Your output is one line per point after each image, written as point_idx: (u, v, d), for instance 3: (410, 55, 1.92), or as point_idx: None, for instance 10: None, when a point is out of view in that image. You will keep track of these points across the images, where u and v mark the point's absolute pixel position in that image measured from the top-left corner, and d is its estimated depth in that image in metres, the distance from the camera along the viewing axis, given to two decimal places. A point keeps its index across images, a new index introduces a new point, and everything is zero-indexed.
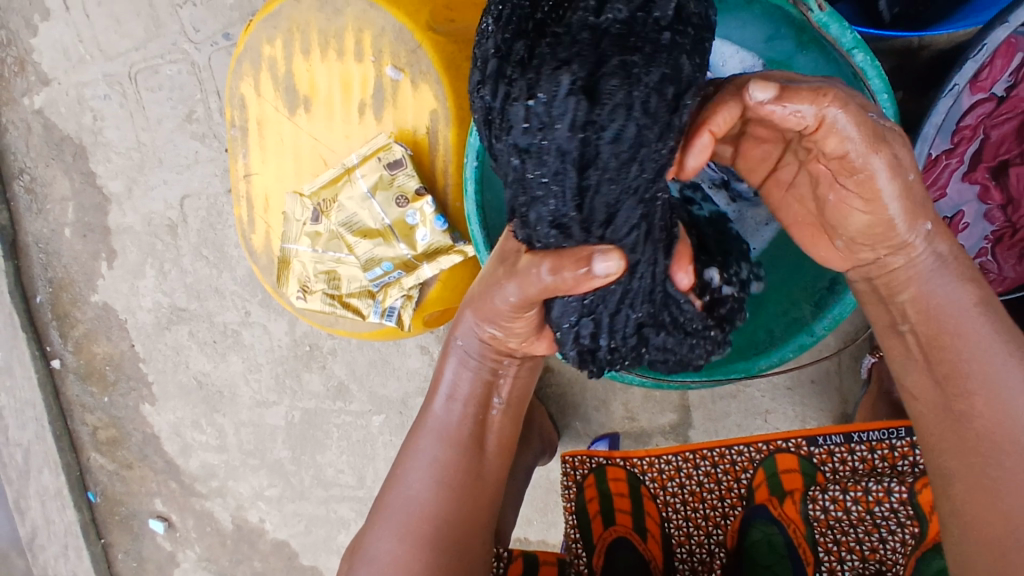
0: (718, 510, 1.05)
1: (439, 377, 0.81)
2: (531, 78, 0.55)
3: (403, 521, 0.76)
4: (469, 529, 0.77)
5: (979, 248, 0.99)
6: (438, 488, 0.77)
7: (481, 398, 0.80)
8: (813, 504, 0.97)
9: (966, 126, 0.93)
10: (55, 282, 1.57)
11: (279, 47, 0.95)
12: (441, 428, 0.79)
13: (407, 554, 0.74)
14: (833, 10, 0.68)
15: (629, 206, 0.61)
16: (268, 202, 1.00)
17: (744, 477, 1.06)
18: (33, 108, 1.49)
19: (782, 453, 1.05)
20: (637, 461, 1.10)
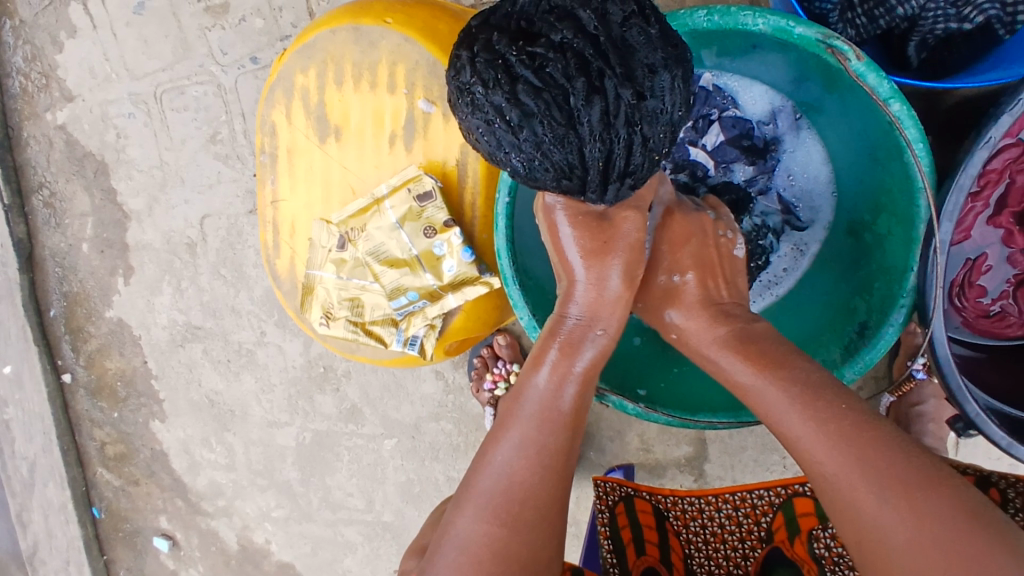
0: (739, 551, 1.07)
1: (543, 355, 0.76)
2: (623, 80, 0.49)
3: (499, 501, 0.70)
4: (559, 517, 0.72)
5: (1001, 290, 0.98)
6: (535, 468, 0.71)
7: (587, 381, 0.76)
8: (818, 543, 1.00)
9: (994, 171, 0.90)
10: (70, 296, 1.57)
11: (312, 77, 0.95)
12: (541, 408, 0.73)
13: (502, 537, 0.68)
14: (870, 61, 0.69)
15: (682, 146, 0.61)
16: (295, 228, 1.00)
17: (765, 520, 1.07)
18: (56, 123, 1.49)
19: (799, 497, 1.05)
20: (662, 498, 1.14)
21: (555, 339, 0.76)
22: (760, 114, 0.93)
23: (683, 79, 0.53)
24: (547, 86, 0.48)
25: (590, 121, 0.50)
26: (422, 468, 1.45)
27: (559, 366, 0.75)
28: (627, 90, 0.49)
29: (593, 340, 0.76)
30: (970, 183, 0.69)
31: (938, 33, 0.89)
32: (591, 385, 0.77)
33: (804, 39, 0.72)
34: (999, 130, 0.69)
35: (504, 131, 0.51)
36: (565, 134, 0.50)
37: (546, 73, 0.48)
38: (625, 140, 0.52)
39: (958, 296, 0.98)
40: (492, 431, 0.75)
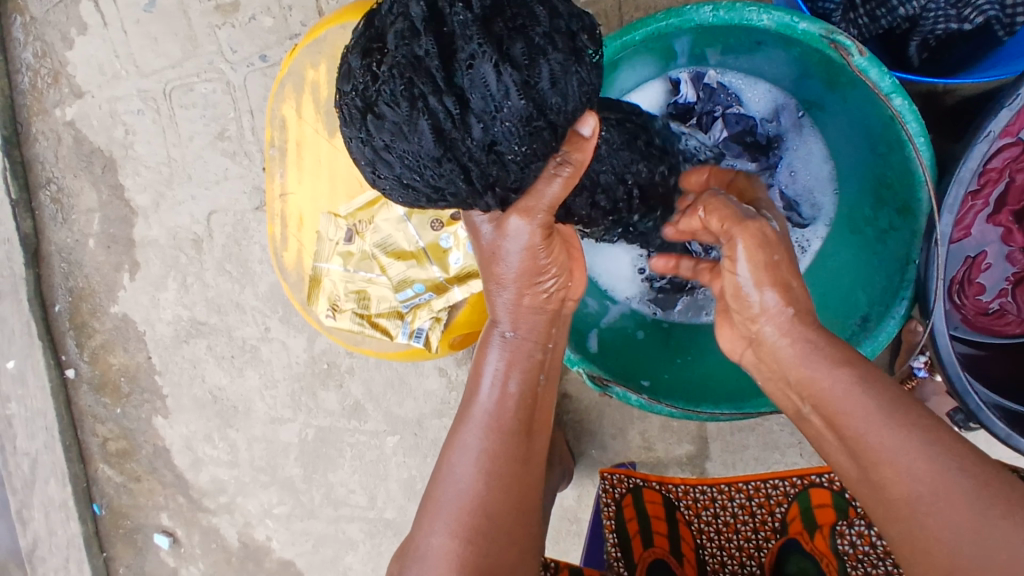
0: (753, 542, 1.07)
1: (482, 364, 0.77)
2: (444, 91, 0.51)
3: (454, 513, 0.71)
4: (517, 520, 0.73)
5: (1000, 288, 0.99)
6: (486, 476, 0.72)
7: (526, 380, 0.77)
8: (841, 539, 0.99)
9: (994, 169, 0.90)
10: (76, 292, 1.58)
11: (322, 72, 0.97)
12: (486, 417, 0.75)
13: (459, 548, 0.69)
14: (872, 57, 0.70)
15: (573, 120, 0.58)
16: (303, 221, 1.02)
17: (778, 510, 1.07)
18: (64, 119, 1.51)
19: (815, 488, 1.05)
20: (672, 487, 1.15)
21: (489, 348, 0.78)
22: (763, 111, 0.96)
23: (522, 55, 0.52)
24: (384, 120, 0.52)
25: (426, 144, 0.53)
26: (424, 465, 1.46)
27: (499, 374, 0.76)
28: (449, 98, 0.51)
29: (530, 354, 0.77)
30: (970, 177, 0.71)
31: (938, 33, 0.90)
32: (535, 381, 0.78)
33: (807, 35, 0.73)
34: (998, 124, 0.71)
35: (377, 165, 0.57)
36: (419, 161, 0.54)
37: (378, 106, 0.52)
38: (474, 144, 0.54)
39: (958, 293, 0.99)
40: (443, 445, 0.77)
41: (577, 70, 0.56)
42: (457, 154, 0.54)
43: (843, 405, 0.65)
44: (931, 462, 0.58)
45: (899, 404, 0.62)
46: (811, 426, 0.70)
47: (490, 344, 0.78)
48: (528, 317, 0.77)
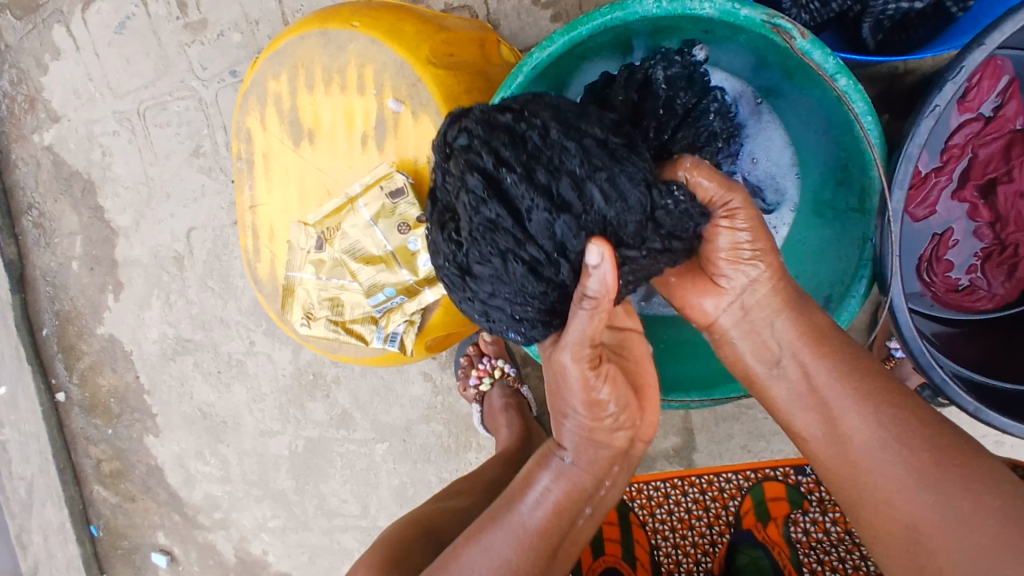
0: (706, 537, 1.21)
1: (534, 479, 0.76)
2: (518, 241, 0.63)
3: None
4: None
5: (970, 265, 1.00)
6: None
7: (572, 510, 0.75)
8: (795, 526, 1.18)
9: (955, 146, 0.96)
10: (62, 315, 1.59)
11: (284, 83, 0.98)
12: (520, 534, 0.73)
13: None
14: (815, 39, 0.71)
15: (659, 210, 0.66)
16: (274, 231, 1.02)
17: (732, 504, 1.22)
18: (43, 144, 1.52)
19: (769, 481, 1.21)
20: (635, 491, 1.25)
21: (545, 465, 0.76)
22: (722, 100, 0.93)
23: (557, 194, 0.62)
24: (482, 277, 0.66)
25: (525, 285, 0.65)
26: (414, 471, 1.46)
27: (547, 497, 0.74)
28: (528, 245, 0.63)
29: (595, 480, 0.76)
30: (918, 152, 0.71)
31: (890, 14, 0.91)
32: (579, 511, 0.76)
33: (750, 21, 0.73)
34: (944, 99, 0.71)
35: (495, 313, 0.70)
36: (525, 298, 0.66)
37: (474, 271, 0.66)
38: (563, 273, 0.64)
39: (927, 271, 1.00)
40: (463, 538, 0.75)
41: (623, 171, 0.63)
42: (547, 282, 0.65)
43: (818, 361, 0.71)
44: (894, 416, 0.67)
45: (863, 363, 0.70)
46: (778, 393, 0.74)
47: (548, 462, 0.77)
48: (587, 450, 0.75)
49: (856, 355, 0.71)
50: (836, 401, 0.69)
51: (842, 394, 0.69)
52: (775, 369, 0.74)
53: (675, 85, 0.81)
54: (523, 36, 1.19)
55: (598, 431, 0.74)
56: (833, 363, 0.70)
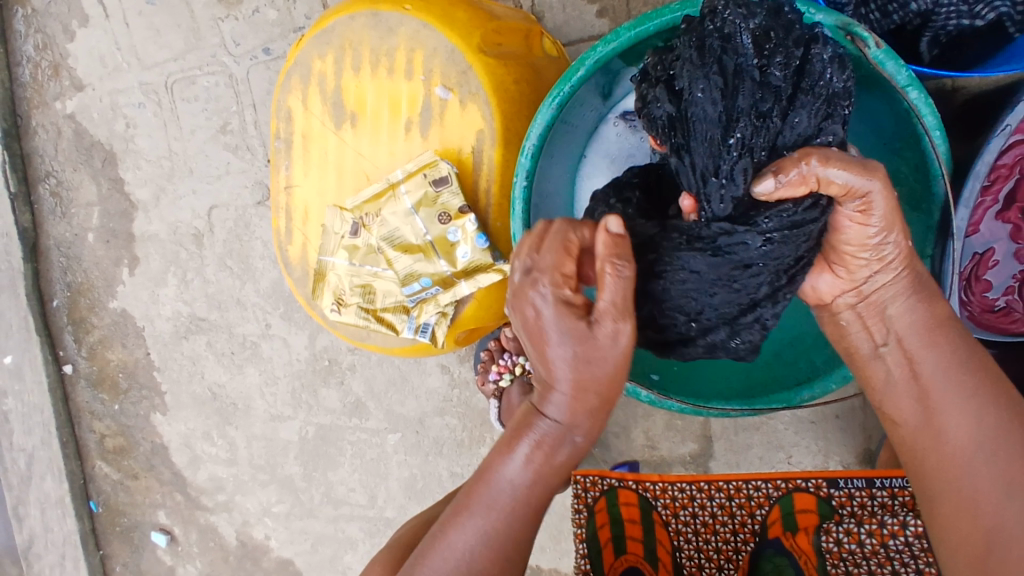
0: (731, 544, 1.05)
1: (514, 447, 0.69)
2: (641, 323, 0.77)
3: None
4: None
5: (1007, 286, 0.98)
6: (487, 561, 0.69)
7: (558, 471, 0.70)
8: (826, 536, 0.99)
9: (1004, 165, 0.92)
10: (74, 287, 1.57)
11: (329, 63, 0.96)
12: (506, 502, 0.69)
13: None
14: (889, 49, 0.69)
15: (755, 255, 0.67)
16: (308, 214, 1.01)
17: (759, 513, 1.06)
18: (65, 112, 1.49)
19: (800, 493, 1.06)
20: (650, 485, 1.09)
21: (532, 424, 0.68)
22: None
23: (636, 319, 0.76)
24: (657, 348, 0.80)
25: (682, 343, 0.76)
26: (426, 464, 1.45)
27: (531, 462, 0.68)
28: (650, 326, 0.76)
29: (571, 442, 0.69)
30: (986, 170, 0.71)
31: (950, 30, 0.90)
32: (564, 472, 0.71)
33: (824, 26, 0.72)
34: (1014, 118, 0.70)
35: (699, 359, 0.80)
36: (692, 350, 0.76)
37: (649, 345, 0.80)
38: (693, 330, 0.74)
39: (964, 290, 1.00)
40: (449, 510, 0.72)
41: (673, 274, 0.70)
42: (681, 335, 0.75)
43: (926, 352, 0.69)
44: (998, 421, 0.64)
45: (983, 366, 0.67)
46: (877, 374, 0.73)
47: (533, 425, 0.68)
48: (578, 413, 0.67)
49: (971, 350, 0.68)
50: (938, 395, 0.68)
51: (949, 388, 0.67)
52: (879, 350, 0.72)
53: (766, 47, 0.64)
54: (568, 29, 1.17)
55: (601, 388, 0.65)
56: (944, 353, 0.68)
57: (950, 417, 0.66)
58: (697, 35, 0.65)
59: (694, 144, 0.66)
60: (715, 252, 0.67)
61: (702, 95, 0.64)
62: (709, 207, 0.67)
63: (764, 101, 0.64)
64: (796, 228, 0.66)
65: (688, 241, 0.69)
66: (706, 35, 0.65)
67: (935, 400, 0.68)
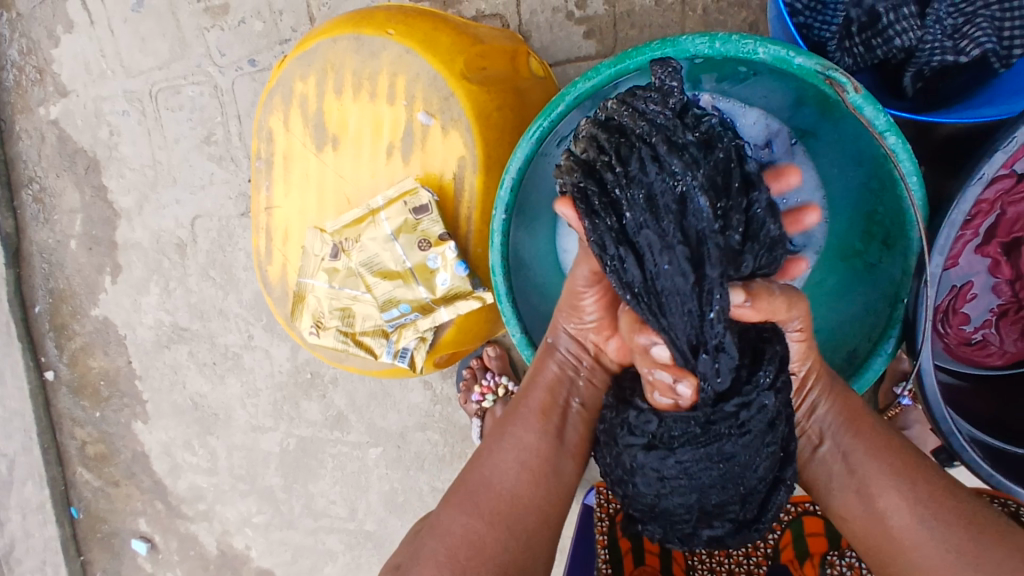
0: (743, 567, 1.05)
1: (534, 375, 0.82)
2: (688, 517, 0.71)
3: (481, 496, 0.72)
4: (537, 530, 0.73)
5: (983, 319, 0.98)
6: (525, 470, 0.74)
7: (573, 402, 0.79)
8: (831, 569, 1.02)
9: (987, 201, 0.92)
10: (56, 293, 1.55)
11: (311, 84, 0.95)
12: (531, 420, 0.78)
13: (480, 528, 0.70)
14: (868, 93, 0.69)
15: (755, 413, 0.65)
16: (287, 235, 1.00)
17: (772, 537, 1.06)
18: (49, 117, 1.47)
19: (810, 516, 1.06)
20: None
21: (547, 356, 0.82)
22: (757, 136, 0.88)
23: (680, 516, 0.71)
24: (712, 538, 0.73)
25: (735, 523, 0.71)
26: (407, 478, 1.45)
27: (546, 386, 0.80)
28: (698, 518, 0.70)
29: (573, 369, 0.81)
30: (962, 218, 0.70)
31: (934, 65, 0.89)
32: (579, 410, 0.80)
33: (803, 69, 0.72)
34: (992, 167, 0.70)
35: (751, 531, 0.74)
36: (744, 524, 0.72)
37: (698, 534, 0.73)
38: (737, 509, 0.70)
39: (942, 321, 0.99)
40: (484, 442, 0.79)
41: (703, 464, 0.66)
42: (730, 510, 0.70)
43: (857, 442, 0.75)
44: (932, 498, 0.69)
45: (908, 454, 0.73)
46: (820, 476, 0.77)
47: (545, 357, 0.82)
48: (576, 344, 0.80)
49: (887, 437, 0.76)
50: (873, 480, 0.72)
51: (882, 473, 0.72)
52: (817, 450, 0.77)
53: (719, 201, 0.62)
54: (554, 50, 1.17)
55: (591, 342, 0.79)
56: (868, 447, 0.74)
57: (889, 499, 0.71)
58: (646, 188, 0.62)
59: (670, 317, 0.61)
60: (741, 427, 0.65)
61: (668, 268, 0.61)
62: (708, 381, 0.63)
63: (729, 263, 0.61)
64: (782, 365, 0.68)
65: (708, 432, 0.65)
66: (657, 195, 0.62)
67: (873, 489, 0.72)
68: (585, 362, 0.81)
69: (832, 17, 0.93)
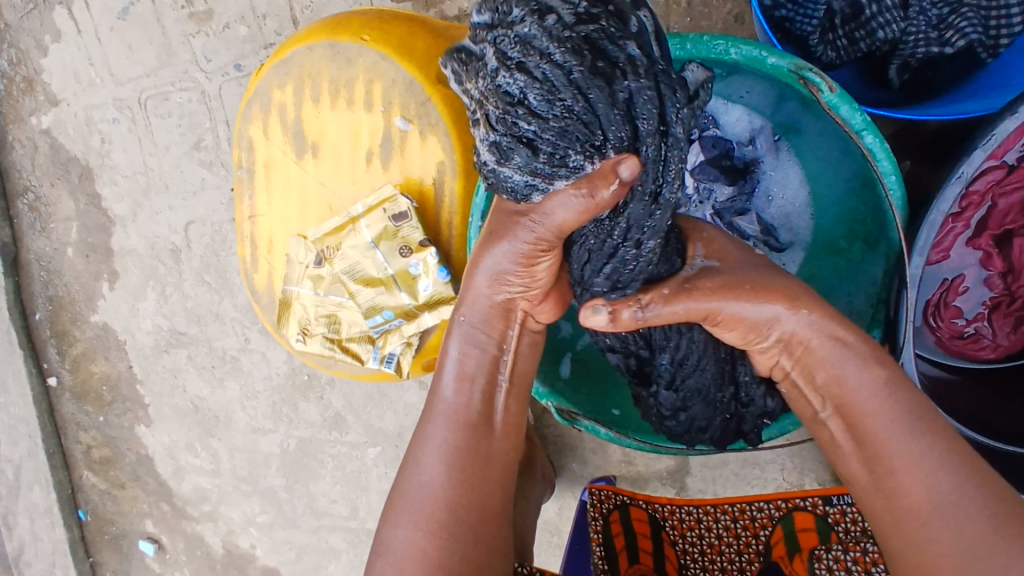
0: (735, 564, 1.06)
1: (444, 357, 0.76)
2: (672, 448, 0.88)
3: (417, 507, 0.72)
4: (484, 523, 0.73)
5: (976, 312, 0.97)
6: (449, 474, 0.73)
7: (490, 376, 0.75)
8: (819, 563, 1.02)
9: (976, 193, 0.90)
10: (55, 300, 1.57)
11: (288, 93, 0.95)
12: (451, 410, 0.75)
13: (423, 541, 0.71)
14: (843, 92, 0.69)
15: (662, 389, 0.81)
16: (272, 243, 1.00)
17: (763, 534, 1.07)
18: (40, 127, 1.48)
19: (800, 512, 1.06)
20: (659, 506, 1.13)
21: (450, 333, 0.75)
22: (740, 135, 0.90)
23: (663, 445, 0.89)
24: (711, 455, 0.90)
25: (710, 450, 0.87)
26: None
27: (458, 370, 0.75)
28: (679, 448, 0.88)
29: (483, 346, 0.75)
30: (941, 220, 0.70)
31: (918, 57, 0.88)
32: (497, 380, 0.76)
33: (777, 69, 0.72)
34: (971, 166, 0.69)
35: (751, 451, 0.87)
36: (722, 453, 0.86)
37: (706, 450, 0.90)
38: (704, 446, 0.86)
39: (933, 315, 0.98)
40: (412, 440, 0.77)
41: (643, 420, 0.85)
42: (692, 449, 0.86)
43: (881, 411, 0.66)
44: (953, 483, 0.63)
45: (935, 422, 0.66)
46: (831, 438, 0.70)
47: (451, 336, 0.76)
48: (484, 312, 0.73)
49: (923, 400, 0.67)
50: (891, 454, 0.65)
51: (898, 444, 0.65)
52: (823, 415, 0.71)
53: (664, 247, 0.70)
54: None
55: (502, 300, 0.73)
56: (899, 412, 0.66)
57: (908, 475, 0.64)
58: (626, 219, 0.66)
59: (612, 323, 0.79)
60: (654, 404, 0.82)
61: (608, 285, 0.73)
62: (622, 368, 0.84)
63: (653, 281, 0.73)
64: (686, 357, 0.78)
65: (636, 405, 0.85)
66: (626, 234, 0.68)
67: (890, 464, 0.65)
68: (514, 332, 0.75)
69: (813, 11, 0.92)
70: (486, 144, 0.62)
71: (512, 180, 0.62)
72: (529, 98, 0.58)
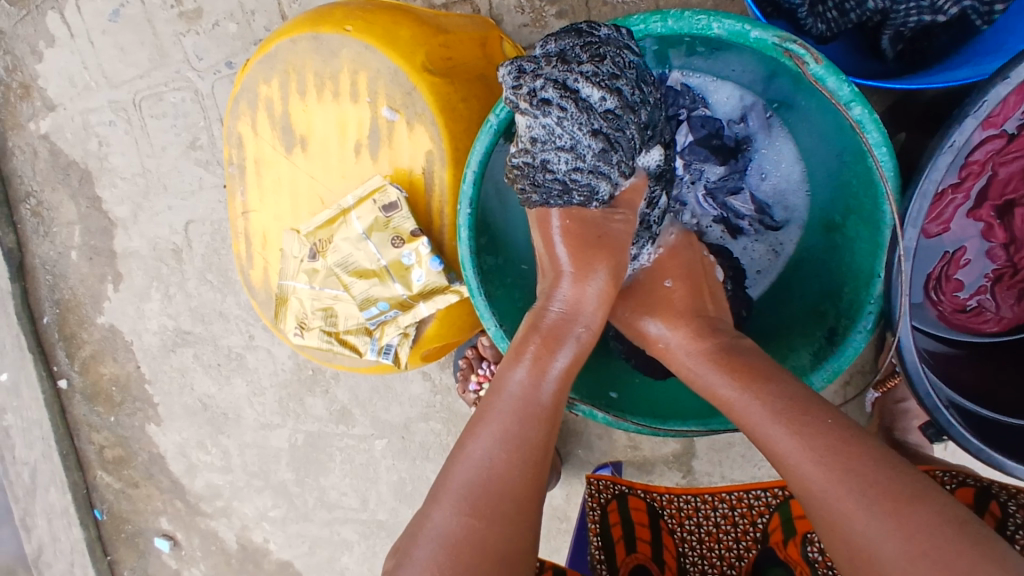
0: (733, 551, 1.07)
1: (525, 347, 0.71)
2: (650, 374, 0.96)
3: (480, 493, 0.64)
4: (537, 519, 0.66)
5: (979, 285, 0.96)
6: (515, 464, 0.65)
7: (567, 374, 0.71)
8: (812, 547, 1.00)
9: (975, 162, 0.86)
10: (62, 304, 1.59)
11: (275, 87, 0.95)
12: (524, 401, 0.68)
13: (487, 531, 0.62)
14: (829, 64, 0.67)
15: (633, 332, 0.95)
16: (266, 239, 1.00)
17: (760, 521, 1.07)
18: (39, 132, 1.49)
19: (797, 500, 1.05)
20: (657, 496, 1.12)
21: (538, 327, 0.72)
22: (731, 113, 0.90)
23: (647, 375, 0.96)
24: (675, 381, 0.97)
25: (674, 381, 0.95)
26: (414, 468, 1.46)
27: (541, 361, 0.70)
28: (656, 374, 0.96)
29: (575, 336, 0.72)
30: (933, 189, 0.69)
31: (911, 26, 0.85)
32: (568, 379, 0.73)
33: (761, 43, 0.70)
34: (964, 134, 0.68)
35: None
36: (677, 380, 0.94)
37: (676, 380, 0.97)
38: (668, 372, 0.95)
39: (935, 289, 0.96)
40: (467, 425, 0.69)
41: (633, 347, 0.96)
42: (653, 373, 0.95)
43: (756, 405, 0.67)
44: None
45: None
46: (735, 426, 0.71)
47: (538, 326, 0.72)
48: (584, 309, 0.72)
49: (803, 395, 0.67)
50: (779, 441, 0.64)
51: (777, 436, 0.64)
52: None
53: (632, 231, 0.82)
54: (527, 34, 1.15)
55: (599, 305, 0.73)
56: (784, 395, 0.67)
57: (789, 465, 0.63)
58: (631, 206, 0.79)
59: None
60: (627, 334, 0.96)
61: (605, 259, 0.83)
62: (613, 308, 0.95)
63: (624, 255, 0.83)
64: None
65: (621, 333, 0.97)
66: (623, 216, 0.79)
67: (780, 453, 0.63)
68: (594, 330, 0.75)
69: None
70: (591, 151, 0.70)
71: (600, 189, 0.72)
72: (633, 115, 0.72)
